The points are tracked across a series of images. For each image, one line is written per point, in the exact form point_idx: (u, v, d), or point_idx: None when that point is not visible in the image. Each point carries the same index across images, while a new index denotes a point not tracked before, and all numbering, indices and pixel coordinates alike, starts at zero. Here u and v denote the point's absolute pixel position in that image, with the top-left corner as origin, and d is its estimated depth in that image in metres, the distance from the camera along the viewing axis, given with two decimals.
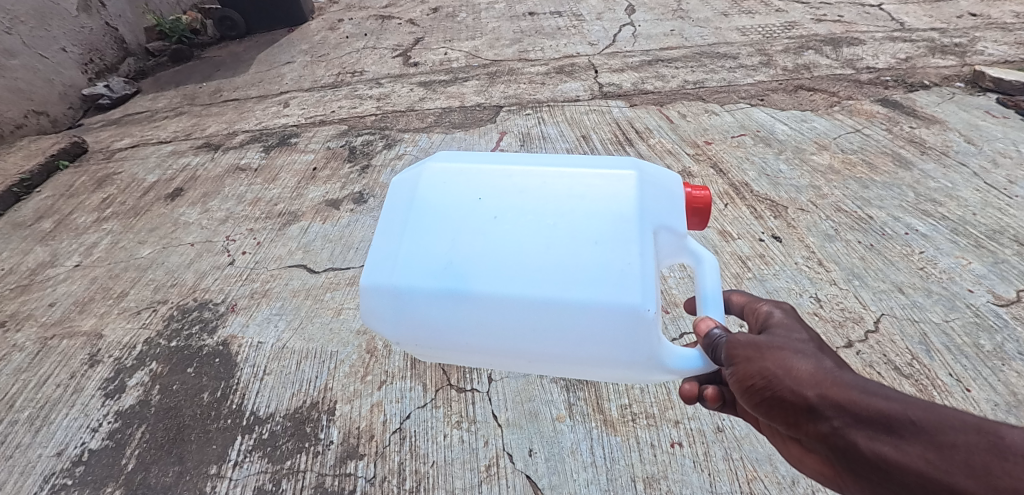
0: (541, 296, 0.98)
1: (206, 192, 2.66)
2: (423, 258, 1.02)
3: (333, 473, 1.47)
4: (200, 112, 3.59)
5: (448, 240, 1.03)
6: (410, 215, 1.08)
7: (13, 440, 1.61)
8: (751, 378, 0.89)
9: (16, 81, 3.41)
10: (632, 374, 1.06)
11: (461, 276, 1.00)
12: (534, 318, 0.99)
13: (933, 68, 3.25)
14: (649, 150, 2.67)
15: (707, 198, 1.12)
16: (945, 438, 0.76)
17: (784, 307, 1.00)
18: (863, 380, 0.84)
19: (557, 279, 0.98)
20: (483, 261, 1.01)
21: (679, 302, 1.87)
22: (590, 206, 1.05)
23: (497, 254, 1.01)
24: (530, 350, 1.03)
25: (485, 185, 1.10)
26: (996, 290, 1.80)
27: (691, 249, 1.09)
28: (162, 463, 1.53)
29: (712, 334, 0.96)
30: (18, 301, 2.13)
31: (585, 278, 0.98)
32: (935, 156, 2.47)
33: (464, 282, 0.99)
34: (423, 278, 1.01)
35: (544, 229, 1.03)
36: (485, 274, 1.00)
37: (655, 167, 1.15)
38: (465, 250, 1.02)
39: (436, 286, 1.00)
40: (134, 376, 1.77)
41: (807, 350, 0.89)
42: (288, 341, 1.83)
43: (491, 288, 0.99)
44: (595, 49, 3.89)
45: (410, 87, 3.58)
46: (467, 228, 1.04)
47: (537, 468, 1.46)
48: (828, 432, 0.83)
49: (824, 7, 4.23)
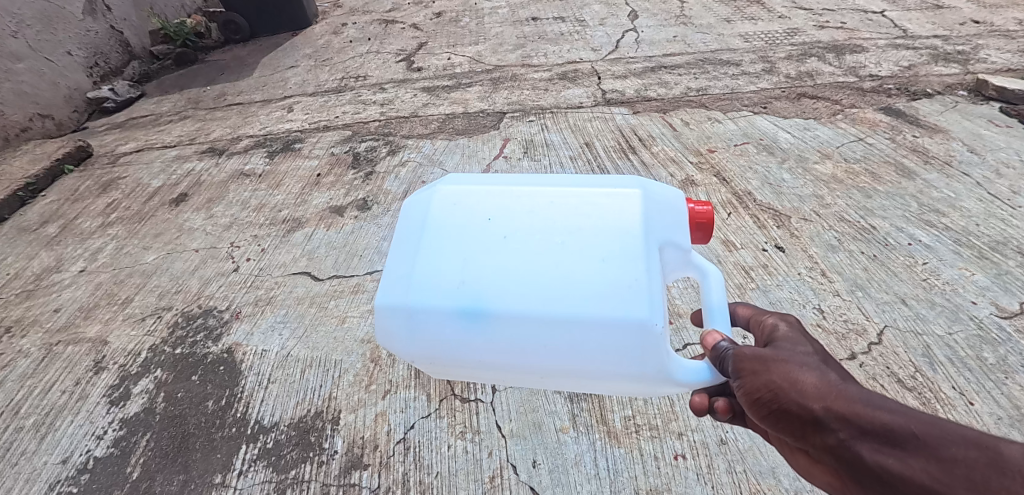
0: (551, 313, 0.98)
1: (210, 198, 2.68)
2: (434, 278, 1.03)
3: (337, 483, 1.47)
4: (205, 116, 3.61)
5: (459, 260, 1.04)
6: (420, 236, 1.09)
7: (18, 447, 1.62)
8: (757, 391, 0.90)
9: (21, 84, 3.44)
10: (642, 388, 1.06)
11: (473, 296, 1.00)
12: (545, 336, 0.99)
13: (936, 76, 3.25)
14: (653, 158, 2.68)
15: (709, 213, 1.13)
16: (947, 452, 0.75)
17: (788, 319, 1.01)
18: (867, 393, 0.84)
19: (567, 296, 0.99)
20: (494, 280, 1.01)
21: (683, 312, 1.87)
22: (597, 224, 1.05)
23: (507, 273, 1.01)
24: (542, 367, 1.03)
25: (493, 205, 1.11)
26: (1000, 302, 1.80)
27: (696, 263, 1.11)
28: (167, 472, 1.53)
29: (718, 346, 0.98)
30: (23, 305, 2.14)
31: (595, 296, 0.98)
32: (938, 166, 2.47)
33: (476, 302, 1.00)
34: (435, 298, 1.01)
35: (552, 248, 1.04)
36: (496, 293, 1.00)
37: (659, 185, 1.16)
38: (475, 270, 1.03)
39: (448, 306, 1.01)
40: (139, 383, 1.77)
41: (812, 362, 0.90)
42: (293, 349, 1.84)
43: (503, 306, 0.99)
44: (598, 55, 3.90)
45: (414, 93, 3.60)
46: (477, 248, 1.05)
47: (540, 480, 1.46)
48: (834, 444, 0.83)
49: (827, 14, 4.24)
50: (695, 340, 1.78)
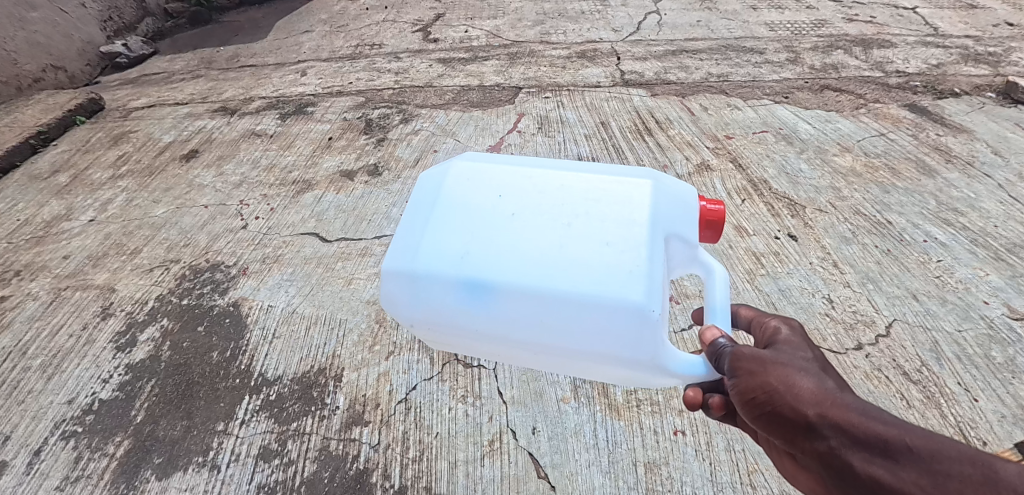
0: (557, 293, 0.95)
1: (221, 155, 2.67)
2: (443, 249, 1.00)
3: (337, 437, 1.49)
4: (217, 76, 3.58)
5: (466, 232, 1.02)
6: (434, 208, 1.07)
7: (25, 386, 1.65)
8: (751, 392, 0.85)
9: (35, 34, 3.43)
10: (636, 376, 1.03)
11: (479, 269, 0.98)
12: (547, 313, 0.96)
13: (964, 76, 3.17)
14: (669, 141, 2.63)
15: (721, 212, 1.09)
16: (940, 467, 0.71)
17: (791, 324, 0.96)
18: (864, 403, 0.80)
19: (567, 275, 0.96)
20: (499, 255, 0.99)
21: (690, 295, 1.86)
22: (603, 211, 1.03)
23: (512, 249, 0.99)
24: (548, 342, 1.00)
25: (507, 186, 1.10)
26: (1012, 303, 1.77)
27: (702, 261, 1.08)
28: (170, 417, 1.55)
29: (716, 343, 0.93)
30: (33, 251, 2.15)
31: (596, 276, 0.95)
32: (960, 165, 2.42)
33: (480, 276, 0.97)
34: (440, 267, 0.99)
35: (558, 229, 1.01)
36: (503, 266, 0.98)
37: (673, 181, 1.13)
38: (484, 243, 1.00)
39: (453, 277, 0.98)
40: (146, 331, 1.79)
41: (810, 369, 0.86)
42: (298, 307, 1.85)
43: (509, 281, 0.96)
44: (619, 35, 3.82)
45: (430, 63, 3.55)
46: (487, 224, 1.03)
47: (539, 446, 1.47)
48: (825, 451, 0.79)
49: (856, 7, 4.13)
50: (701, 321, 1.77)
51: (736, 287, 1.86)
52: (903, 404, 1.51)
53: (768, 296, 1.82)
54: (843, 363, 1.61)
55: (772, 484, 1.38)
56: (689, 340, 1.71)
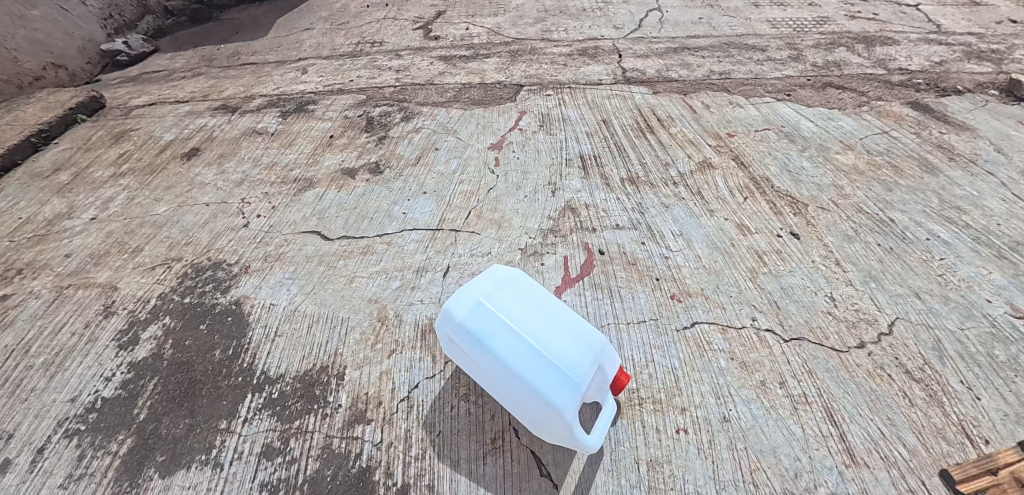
0: (533, 387, 1.30)
1: (222, 153, 2.67)
2: (466, 334, 1.36)
3: (340, 435, 1.50)
4: (218, 74, 3.57)
5: (482, 328, 1.36)
6: (475, 299, 1.39)
7: (28, 384, 1.65)
8: None
9: (36, 32, 3.47)
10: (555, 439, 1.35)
11: (483, 351, 1.35)
12: (525, 390, 1.31)
13: (967, 73, 3.15)
14: (670, 139, 2.63)
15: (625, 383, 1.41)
16: None
17: None
18: None
19: (537, 383, 1.30)
20: (501, 353, 1.33)
21: (693, 292, 1.84)
22: (579, 343, 1.35)
23: (510, 352, 1.32)
24: (517, 404, 1.35)
25: (523, 303, 1.42)
26: (1014, 302, 1.77)
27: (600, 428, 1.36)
28: (173, 415, 1.56)
29: None
30: (35, 249, 2.15)
31: (555, 391, 1.28)
32: (963, 163, 2.41)
33: (484, 353, 1.35)
34: (475, 342, 1.35)
35: (546, 350, 1.33)
36: (502, 362, 1.33)
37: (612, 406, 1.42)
38: (489, 340, 1.34)
39: (473, 348, 1.37)
40: (148, 329, 1.79)
41: None
42: (300, 305, 1.85)
43: (502, 365, 1.33)
44: (620, 33, 3.81)
45: (430, 61, 3.54)
46: (501, 329, 1.35)
47: (542, 444, 1.47)
48: None
49: (858, 4, 4.11)
50: (704, 318, 1.75)
51: (738, 285, 1.86)
52: (906, 403, 1.51)
53: (771, 294, 1.82)
54: (845, 362, 1.61)
55: (774, 482, 1.38)
56: (692, 340, 1.69)
